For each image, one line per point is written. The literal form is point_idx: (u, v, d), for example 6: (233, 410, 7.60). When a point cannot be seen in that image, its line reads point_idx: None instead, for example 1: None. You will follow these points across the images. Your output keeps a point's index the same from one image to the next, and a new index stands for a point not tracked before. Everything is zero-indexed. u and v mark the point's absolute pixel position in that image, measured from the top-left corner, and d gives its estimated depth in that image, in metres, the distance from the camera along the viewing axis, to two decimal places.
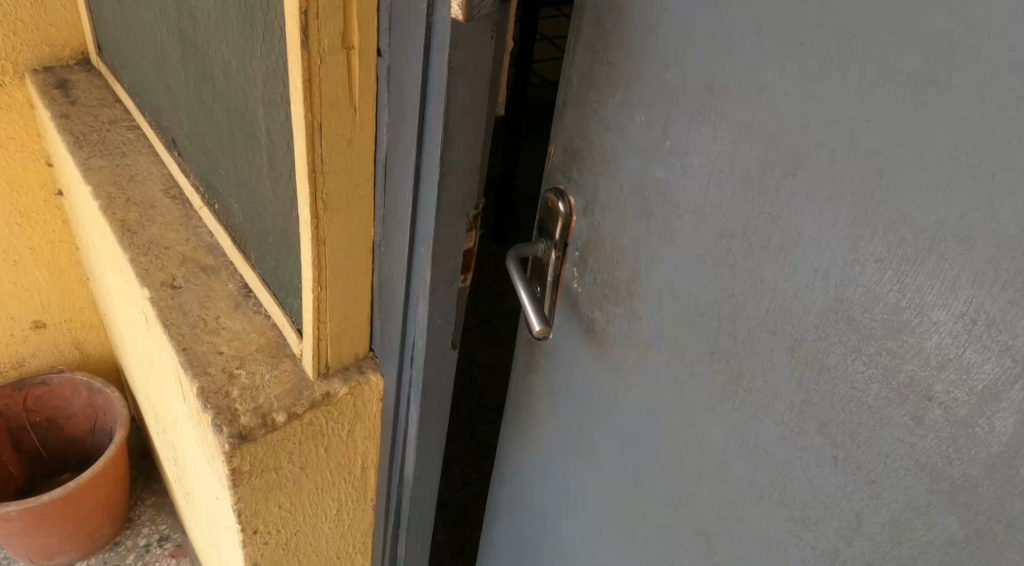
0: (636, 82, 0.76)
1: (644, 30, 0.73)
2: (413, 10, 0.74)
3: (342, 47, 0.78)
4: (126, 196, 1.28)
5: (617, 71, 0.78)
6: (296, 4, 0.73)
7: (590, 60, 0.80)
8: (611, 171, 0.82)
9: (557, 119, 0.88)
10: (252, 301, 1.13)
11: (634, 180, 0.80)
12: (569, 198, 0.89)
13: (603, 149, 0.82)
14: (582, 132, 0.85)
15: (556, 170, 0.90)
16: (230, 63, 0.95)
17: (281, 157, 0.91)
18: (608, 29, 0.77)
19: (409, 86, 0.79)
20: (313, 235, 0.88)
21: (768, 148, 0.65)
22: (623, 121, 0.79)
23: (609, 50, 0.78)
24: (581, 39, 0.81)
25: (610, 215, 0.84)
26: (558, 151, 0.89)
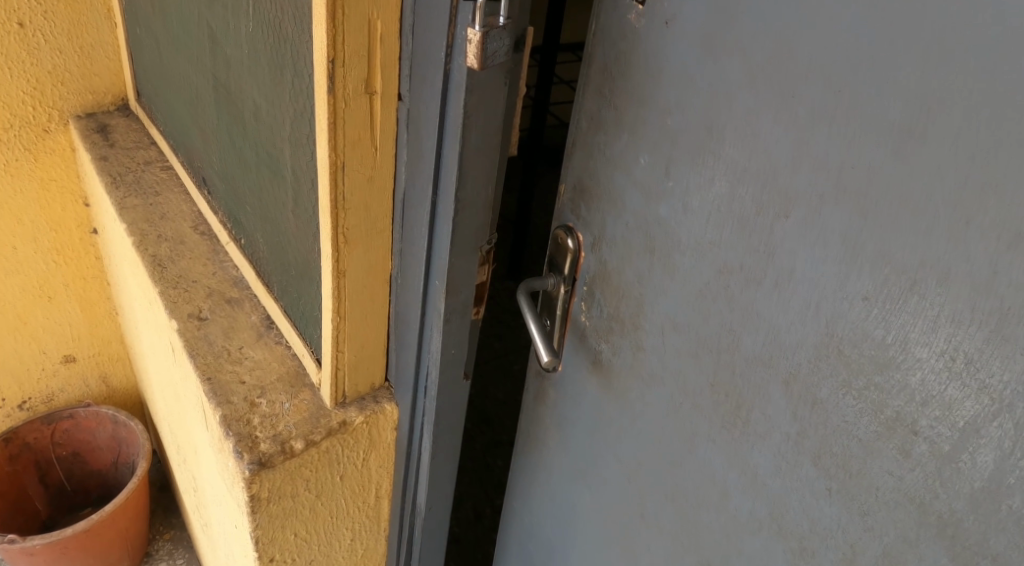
0: (640, 126, 0.81)
1: (649, 78, 0.78)
2: (432, 59, 0.80)
3: (366, 91, 0.83)
4: (158, 233, 1.34)
5: (623, 116, 0.83)
6: (323, 54, 0.78)
7: (597, 104, 0.85)
8: (617, 209, 0.87)
9: (566, 159, 0.92)
10: (274, 332, 1.18)
11: (638, 218, 0.84)
12: (578, 234, 0.93)
13: (609, 188, 0.87)
14: (590, 172, 0.89)
15: (565, 208, 0.95)
16: (261, 107, 1.00)
17: (305, 195, 0.96)
18: (614, 77, 0.82)
19: (426, 129, 0.84)
20: (334, 267, 0.92)
21: (761, 191, 0.69)
22: (628, 163, 0.83)
23: (615, 97, 0.83)
24: (590, 86, 0.86)
25: (615, 251, 0.88)
26: (567, 190, 0.94)
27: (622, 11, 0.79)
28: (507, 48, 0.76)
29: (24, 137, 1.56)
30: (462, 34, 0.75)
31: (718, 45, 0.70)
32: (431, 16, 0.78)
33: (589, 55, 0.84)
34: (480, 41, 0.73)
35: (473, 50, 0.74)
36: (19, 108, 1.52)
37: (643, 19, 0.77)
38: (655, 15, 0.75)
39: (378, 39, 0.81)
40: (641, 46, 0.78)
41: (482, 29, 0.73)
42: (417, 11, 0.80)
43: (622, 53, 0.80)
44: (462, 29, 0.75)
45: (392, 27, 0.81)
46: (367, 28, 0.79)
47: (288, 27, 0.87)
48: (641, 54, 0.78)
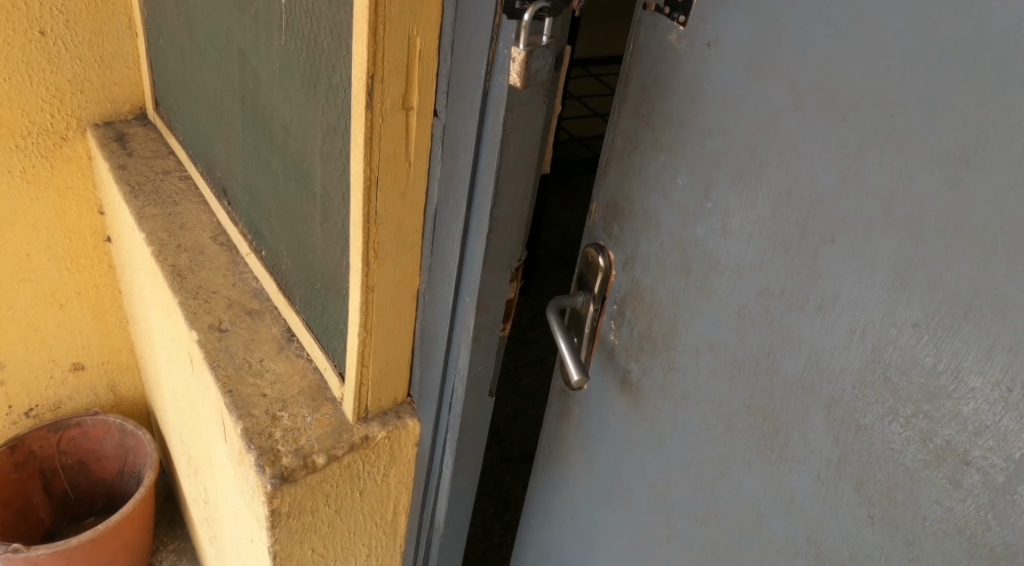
0: (678, 147, 0.82)
1: (690, 99, 0.79)
2: (472, 76, 0.79)
3: (403, 107, 0.82)
4: (177, 242, 1.33)
5: (661, 137, 0.84)
6: (363, 68, 0.78)
7: (634, 124, 0.86)
8: (653, 227, 0.87)
9: (598, 176, 0.93)
10: (295, 345, 1.17)
11: (674, 237, 0.85)
12: (609, 253, 0.94)
13: (645, 207, 0.87)
14: (625, 192, 0.90)
15: (596, 226, 0.95)
16: (291, 121, 1.00)
17: (335, 209, 0.96)
18: (653, 97, 0.83)
19: (462, 146, 0.83)
20: (363, 282, 0.92)
21: (807, 214, 0.69)
22: (665, 184, 0.84)
23: (654, 117, 0.84)
24: (626, 104, 0.87)
25: (649, 271, 0.89)
26: (599, 209, 0.94)
27: (664, 31, 0.80)
28: (548, 66, 0.76)
29: (40, 144, 1.55)
30: (504, 52, 0.75)
31: (763, 69, 0.71)
32: (471, 33, 0.78)
33: (626, 74, 0.86)
34: (525, 61, 0.73)
35: (516, 69, 0.74)
36: (36, 115, 1.51)
37: (685, 39, 0.78)
38: (698, 38, 0.77)
39: (417, 55, 0.80)
40: (682, 68, 0.79)
41: (526, 47, 0.72)
42: (457, 29, 0.79)
43: (662, 73, 0.82)
44: (504, 47, 0.75)
45: (431, 44, 0.81)
46: (408, 44, 0.79)
47: (324, 41, 0.87)
48: (683, 75, 0.79)
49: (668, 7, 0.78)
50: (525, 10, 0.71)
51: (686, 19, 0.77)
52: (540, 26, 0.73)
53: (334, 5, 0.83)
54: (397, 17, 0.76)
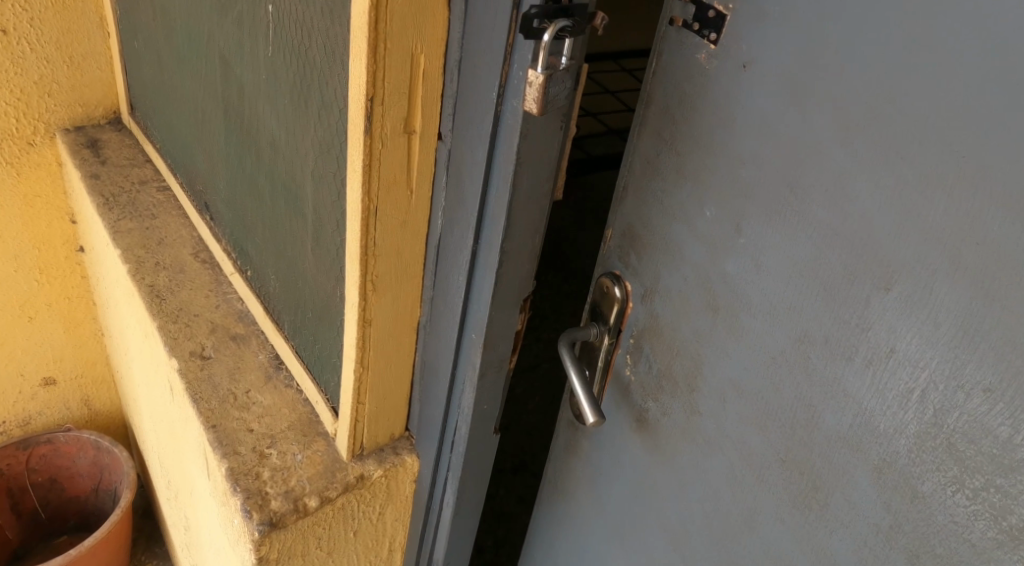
0: (705, 174, 0.75)
1: (719, 124, 0.72)
2: (481, 98, 0.72)
3: (404, 131, 0.75)
4: (155, 260, 1.24)
5: (686, 162, 0.77)
6: (360, 91, 0.70)
7: (656, 147, 0.79)
8: (675, 259, 0.80)
9: (614, 201, 0.86)
10: (283, 374, 1.10)
11: (700, 270, 0.78)
12: (625, 283, 0.87)
13: (666, 237, 0.81)
14: (644, 219, 0.83)
15: (611, 254, 0.89)
16: (278, 137, 0.91)
17: (328, 235, 0.88)
18: (677, 120, 0.76)
19: (470, 173, 0.76)
20: (359, 317, 0.85)
21: (857, 258, 0.63)
22: (690, 214, 0.77)
23: (678, 141, 0.77)
24: (646, 127, 0.80)
25: (669, 305, 0.82)
26: (614, 236, 0.88)
27: (690, 50, 0.73)
28: (568, 88, 0.69)
29: (6, 150, 1.45)
30: (518, 73, 0.68)
31: (807, 95, 0.64)
32: (481, 51, 0.71)
33: (647, 94, 0.79)
34: (543, 86, 0.65)
35: (533, 95, 0.65)
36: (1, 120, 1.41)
37: (715, 59, 0.71)
38: (730, 58, 0.70)
39: (420, 75, 0.73)
40: (709, 90, 0.72)
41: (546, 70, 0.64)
42: (464, 46, 0.72)
43: (687, 95, 0.75)
44: (518, 68, 0.68)
45: (436, 62, 0.73)
46: (410, 63, 0.71)
47: (315, 54, 0.78)
48: (711, 99, 0.72)
49: (696, 23, 0.71)
50: (546, 30, 0.63)
51: (717, 37, 0.70)
52: (559, 47, 0.65)
53: (328, 18, 0.75)
54: (398, 34, 0.69)
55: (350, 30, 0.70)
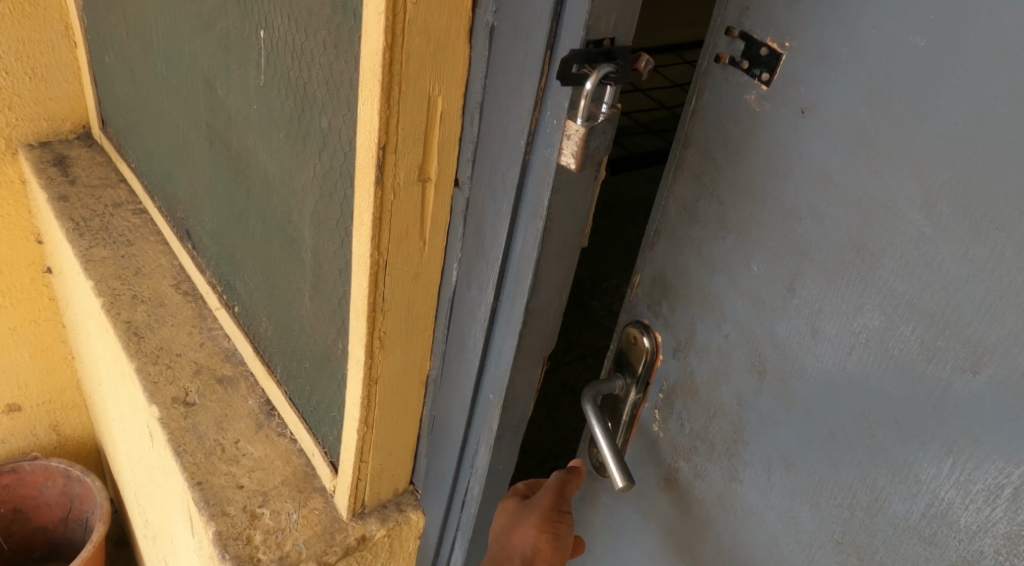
0: (752, 226, 0.68)
1: (771, 173, 0.65)
2: (507, 144, 0.63)
3: (418, 179, 0.66)
4: (132, 292, 1.15)
5: (729, 212, 0.69)
6: (371, 137, 0.61)
7: (694, 194, 0.72)
8: (714, 314, 0.73)
9: (644, 246, 0.79)
10: (275, 421, 1.02)
11: (744, 329, 0.71)
12: (655, 334, 0.80)
13: (704, 289, 0.74)
14: (678, 269, 0.76)
15: (638, 302, 0.81)
16: (271, 174, 0.82)
17: (329, 284, 0.79)
18: (720, 166, 0.69)
19: (492, 226, 0.68)
20: (365, 375, 0.77)
21: (937, 335, 0.57)
22: (732, 268, 0.70)
23: (721, 188, 0.69)
24: (683, 172, 0.72)
25: (706, 363, 0.75)
26: (643, 284, 0.80)
27: (738, 90, 0.66)
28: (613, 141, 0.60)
29: None
30: (551, 121, 0.59)
31: (881, 152, 0.58)
32: (509, 93, 0.61)
33: (685, 135, 0.71)
34: (584, 141, 0.57)
35: (571, 149, 0.57)
36: None
37: (768, 102, 0.64)
38: (786, 102, 0.63)
39: (436, 117, 0.64)
40: (761, 136, 0.65)
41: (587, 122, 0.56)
42: (487, 86, 0.63)
43: (733, 140, 0.67)
44: (550, 115, 0.59)
45: (455, 102, 0.64)
46: (427, 105, 0.62)
47: (316, 91, 0.68)
48: (763, 147, 0.65)
49: (745, 60, 0.64)
50: (586, 76, 0.55)
51: (771, 78, 0.63)
52: (601, 94, 0.57)
53: (330, 51, 0.65)
54: (415, 73, 0.60)
55: (359, 67, 0.61)
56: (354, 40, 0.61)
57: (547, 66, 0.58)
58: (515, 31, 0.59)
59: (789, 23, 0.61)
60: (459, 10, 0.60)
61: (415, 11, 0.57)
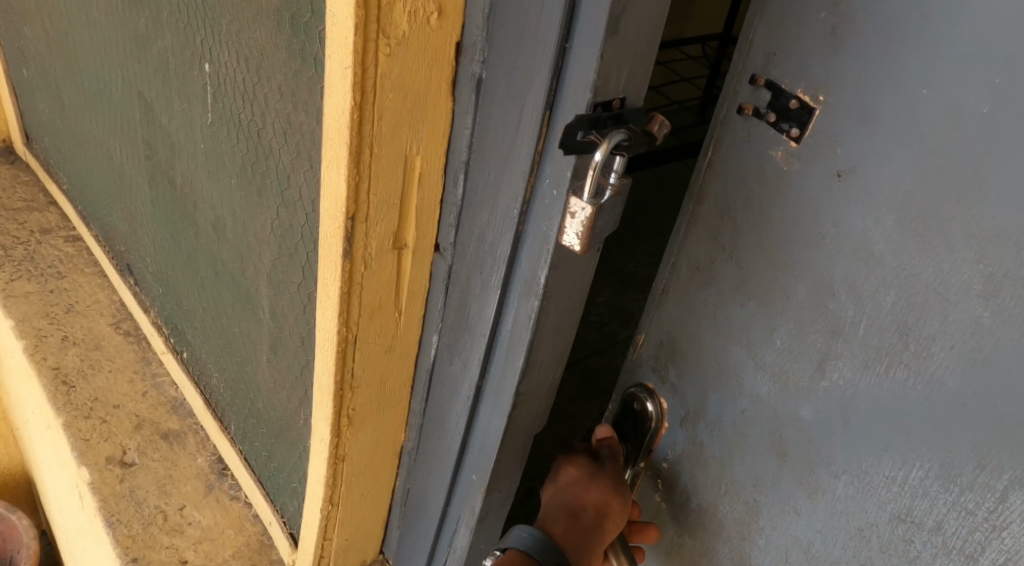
0: (777, 299, 0.54)
1: (798, 239, 0.51)
2: (496, 212, 0.53)
3: (394, 246, 0.57)
4: (62, 333, 1.03)
5: (748, 279, 0.55)
6: (339, 207, 0.52)
7: (709, 251, 0.57)
8: (729, 387, 0.60)
9: (649, 304, 0.64)
10: (228, 482, 0.91)
11: (757, 408, 0.59)
12: (660, 399, 0.66)
13: (716, 359, 0.60)
14: (683, 335, 0.62)
15: (642, 364, 0.67)
16: (223, 221, 0.72)
17: (290, 349, 0.70)
18: (740, 223, 0.55)
19: (478, 298, 0.58)
20: (330, 455, 0.68)
21: (995, 443, 0.46)
22: (750, 343, 0.57)
23: (740, 249, 0.55)
24: (698, 225, 0.58)
25: (710, 436, 0.63)
26: (647, 344, 0.66)
27: (759, 144, 0.52)
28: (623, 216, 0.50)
29: None
30: (550, 192, 0.49)
31: (936, 226, 0.45)
32: (498, 153, 0.51)
33: (698, 191, 0.57)
34: (592, 221, 0.46)
35: (575, 230, 0.47)
36: None
37: (798, 160, 0.50)
38: (821, 155, 0.49)
39: (414, 180, 0.54)
40: (786, 199, 0.51)
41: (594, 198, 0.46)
42: (473, 145, 0.53)
43: (754, 199, 0.53)
44: (548, 185, 0.49)
45: (436, 161, 0.54)
46: (404, 168, 0.53)
47: (272, 139, 0.59)
48: (787, 210, 0.51)
49: (772, 112, 0.51)
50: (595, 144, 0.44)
51: (801, 132, 0.49)
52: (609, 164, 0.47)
53: (288, 99, 0.55)
54: (390, 134, 0.50)
55: (323, 126, 0.51)
56: (316, 91, 0.51)
57: (546, 129, 0.48)
58: (507, 85, 0.48)
59: (823, 72, 0.47)
60: (443, 56, 0.50)
61: (391, 62, 0.47)
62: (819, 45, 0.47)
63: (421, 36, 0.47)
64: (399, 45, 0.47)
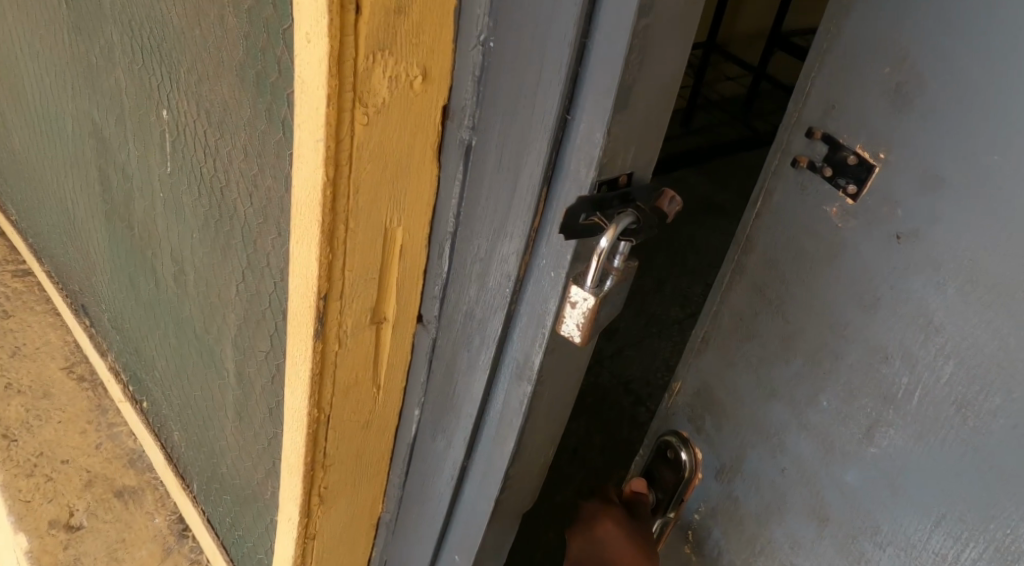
0: (827, 360, 0.49)
1: (853, 299, 0.47)
2: (488, 286, 0.48)
3: (372, 321, 0.51)
4: (5, 378, 0.94)
5: (795, 338, 0.51)
6: (309, 283, 0.46)
7: (750, 306, 0.53)
8: (769, 448, 0.54)
9: (684, 353, 0.58)
10: (189, 544, 0.84)
11: (798, 473, 0.53)
12: (694, 448, 0.59)
13: (753, 417, 0.55)
14: (717, 392, 0.56)
15: (677, 413, 0.60)
16: (184, 275, 0.65)
17: (256, 416, 0.63)
18: (788, 278, 0.50)
19: (467, 375, 0.52)
20: (299, 534, 0.61)
21: None
22: (795, 404, 0.52)
23: (785, 305, 0.50)
24: (739, 278, 0.53)
25: (739, 501, 0.57)
26: (684, 393, 0.59)
27: (813, 199, 0.48)
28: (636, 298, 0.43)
29: None
30: (547, 273, 0.43)
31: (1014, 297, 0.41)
32: (490, 225, 0.45)
33: (745, 241, 0.52)
34: (594, 312, 0.40)
35: (575, 321, 0.41)
36: None
37: (854, 219, 0.46)
38: (883, 211, 0.44)
39: (394, 253, 0.48)
40: (841, 259, 0.47)
41: (597, 287, 0.40)
42: (461, 218, 0.47)
43: (804, 255, 0.49)
44: (546, 265, 0.43)
45: (419, 234, 0.48)
46: (383, 239, 0.46)
47: (236, 196, 0.52)
48: (842, 269, 0.47)
49: (828, 167, 0.46)
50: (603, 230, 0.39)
51: (859, 190, 0.45)
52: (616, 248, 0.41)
53: (252, 155, 0.49)
54: (368, 204, 0.44)
55: (292, 193, 0.45)
56: (283, 157, 0.45)
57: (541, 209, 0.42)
58: (500, 157, 0.43)
59: (887, 127, 0.43)
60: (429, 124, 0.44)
61: (369, 130, 0.42)
62: (882, 99, 0.43)
63: (405, 102, 0.42)
64: (380, 112, 0.41)
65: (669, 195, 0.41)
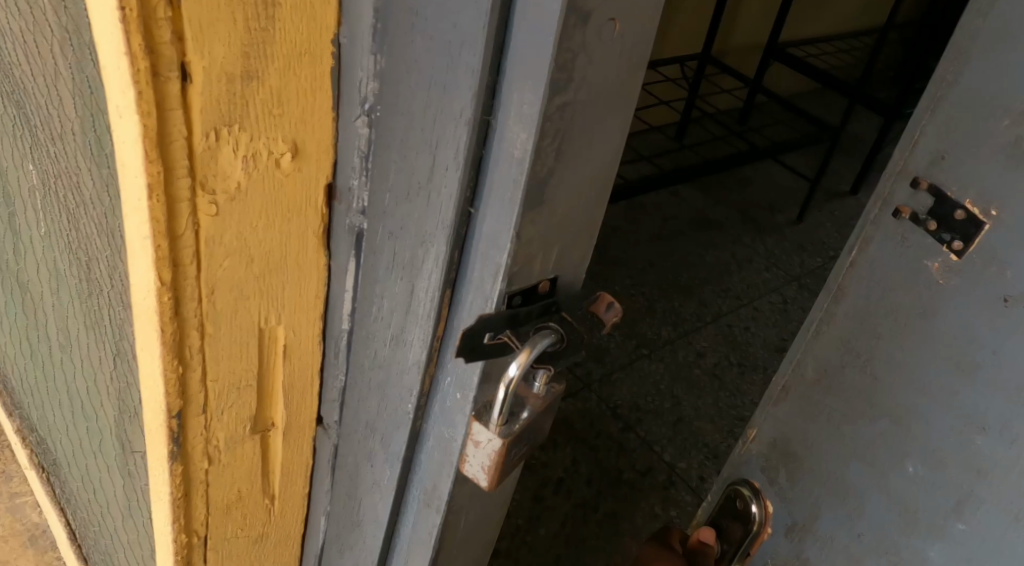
0: (912, 419, 0.48)
1: (947, 361, 0.46)
2: (391, 374, 0.42)
3: (253, 432, 0.46)
4: None
5: (881, 393, 0.50)
6: (165, 383, 0.40)
7: (840, 359, 0.53)
8: (847, 502, 0.53)
9: (764, 400, 0.59)
10: None
11: (874, 532, 0.52)
12: (765, 500, 0.58)
13: (835, 467, 0.54)
14: (796, 438, 0.56)
15: (750, 462, 0.60)
16: (67, 372, 0.59)
17: (141, 528, 0.56)
18: (880, 335, 0.50)
19: (375, 469, 0.47)
20: None
21: None
22: (876, 460, 0.51)
23: (874, 362, 0.51)
24: (829, 331, 0.54)
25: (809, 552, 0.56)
26: (759, 440, 0.59)
27: (913, 254, 0.48)
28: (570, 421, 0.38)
29: None
30: (459, 370, 0.38)
31: None
32: (390, 313, 0.40)
33: (837, 289, 0.53)
34: (502, 453, 0.37)
35: (480, 460, 0.38)
36: None
37: (954, 278, 0.45)
38: (985, 277, 0.44)
39: (276, 355, 0.44)
40: (936, 319, 0.47)
41: (506, 425, 0.36)
42: (354, 314, 0.42)
43: (897, 310, 0.49)
44: (450, 373, 0.39)
45: (309, 329, 0.44)
46: (261, 330, 0.42)
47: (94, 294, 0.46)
48: (934, 330, 0.47)
49: (933, 220, 0.46)
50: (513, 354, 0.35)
51: (963, 246, 0.44)
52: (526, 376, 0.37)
53: (101, 259, 0.43)
54: (238, 284, 0.40)
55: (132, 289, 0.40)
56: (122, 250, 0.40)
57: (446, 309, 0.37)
58: (391, 249, 0.38)
59: (999, 185, 0.43)
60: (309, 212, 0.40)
61: (219, 223, 0.37)
62: (1001, 158, 0.42)
63: (271, 188, 0.38)
64: (235, 199, 0.37)
65: (607, 298, 0.37)
